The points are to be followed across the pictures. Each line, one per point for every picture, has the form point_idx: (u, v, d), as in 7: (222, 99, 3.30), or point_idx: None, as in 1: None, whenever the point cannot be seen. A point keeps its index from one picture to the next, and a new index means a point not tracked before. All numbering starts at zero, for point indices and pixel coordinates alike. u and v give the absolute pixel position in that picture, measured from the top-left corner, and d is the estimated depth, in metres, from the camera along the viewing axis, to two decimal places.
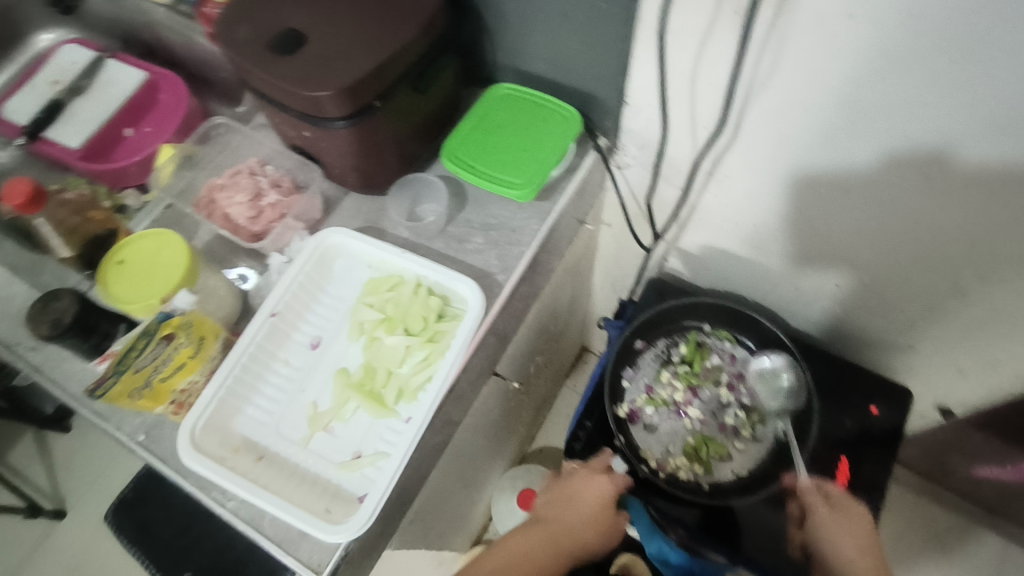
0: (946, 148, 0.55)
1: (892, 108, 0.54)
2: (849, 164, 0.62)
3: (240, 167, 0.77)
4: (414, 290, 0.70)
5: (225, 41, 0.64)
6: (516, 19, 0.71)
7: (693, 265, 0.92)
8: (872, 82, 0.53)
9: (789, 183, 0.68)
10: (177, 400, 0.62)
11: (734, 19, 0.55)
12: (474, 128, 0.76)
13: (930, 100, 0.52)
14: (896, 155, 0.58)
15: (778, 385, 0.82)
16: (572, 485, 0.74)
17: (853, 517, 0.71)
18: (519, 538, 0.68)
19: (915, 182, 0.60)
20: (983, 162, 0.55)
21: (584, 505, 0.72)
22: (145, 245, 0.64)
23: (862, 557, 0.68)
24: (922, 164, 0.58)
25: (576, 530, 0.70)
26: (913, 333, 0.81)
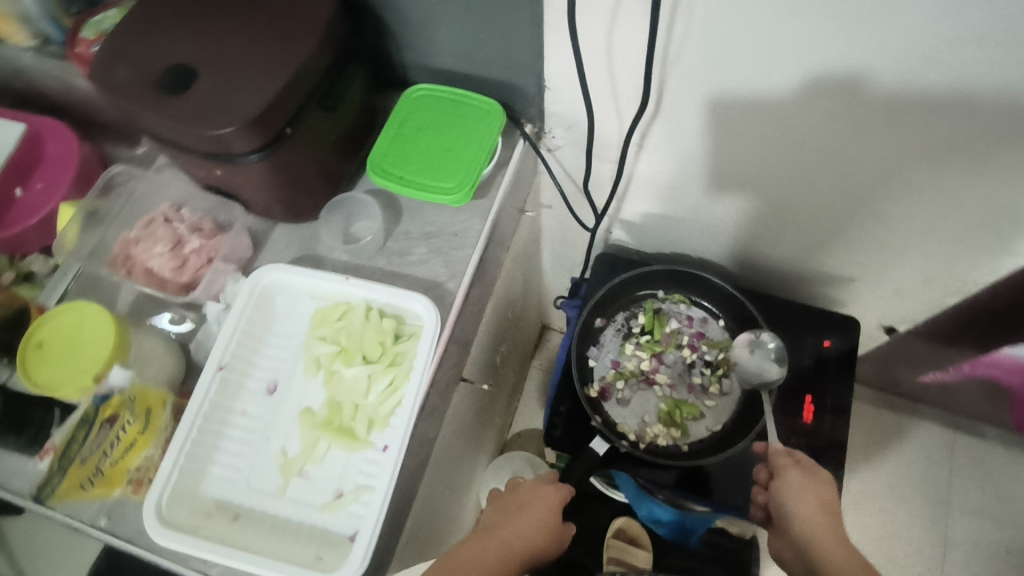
0: (862, 74, 0.58)
1: (803, 51, 0.57)
2: (769, 90, 0.63)
3: (153, 215, 0.74)
4: (365, 316, 0.68)
5: (108, 88, 0.59)
6: (424, 19, 0.70)
7: (636, 233, 0.99)
8: (775, 18, 0.55)
9: (710, 116, 0.69)
10: (134, 478, 0.61)
11: None
12: (397, 137, 0.75)
13: (832, 32, 0.55)
14: (814, 78, 0.60)
15: (760, 356, 0.86)
16: (524, 493, 0.71)
17: (818, 479, 0.67)
18: (470, 546, 0.62)
19: (831, 102, 0.62)
20: (894, 85, 0.58)
21: (535, 510, 0.68)
22: (62, 323, 0.61)
23: (811, 511, 0.63)
24: (840, 87, 0.60)
25: (527, 534, 0.65)
26: (851, 257, 0.87)
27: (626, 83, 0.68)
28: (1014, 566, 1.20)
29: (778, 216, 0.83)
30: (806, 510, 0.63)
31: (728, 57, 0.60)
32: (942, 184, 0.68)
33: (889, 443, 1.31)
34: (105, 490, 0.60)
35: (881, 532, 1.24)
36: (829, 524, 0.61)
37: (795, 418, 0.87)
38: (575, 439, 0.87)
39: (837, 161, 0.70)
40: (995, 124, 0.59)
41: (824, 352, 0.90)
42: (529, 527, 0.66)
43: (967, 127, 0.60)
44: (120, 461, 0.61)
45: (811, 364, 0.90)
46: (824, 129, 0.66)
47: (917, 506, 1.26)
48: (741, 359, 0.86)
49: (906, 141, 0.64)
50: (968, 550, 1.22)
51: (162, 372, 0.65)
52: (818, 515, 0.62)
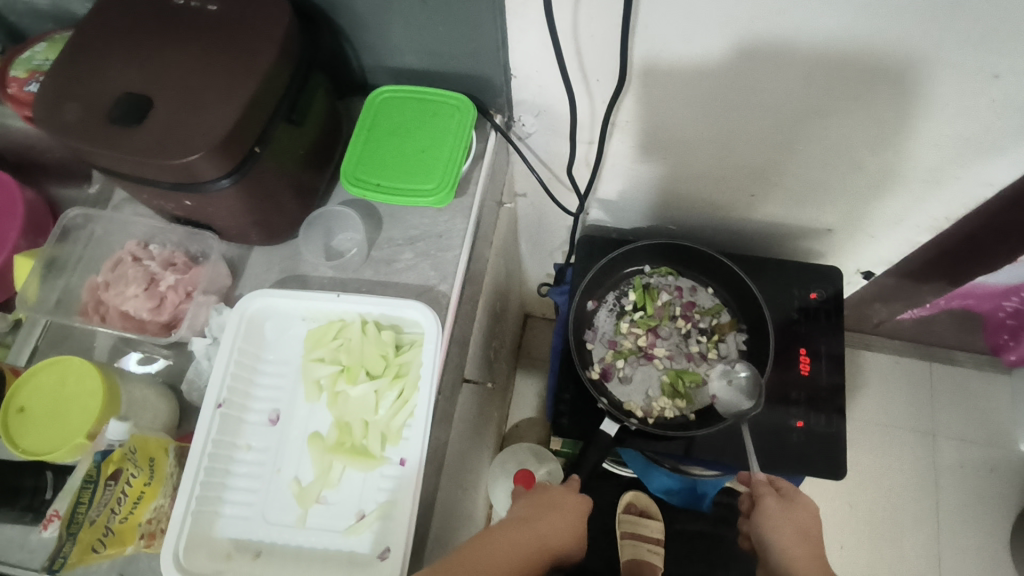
0: (801, 30, 0.59)
1: (738, 11, 0.58)
2: (702, 57, 0.64)
3: (120, 256, 0.71)
4: (362, 330, 0.66)
5: (55, 127, 0.55)
6: (381, 18, 0.68)
7: (613, 211, 0.99)
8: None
9: (638, 84, 0.70)
10: (147, 531, 0.57)
11: None
12: (367, 144, 0.73)
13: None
14: (741, 44, 0.62)
15: (733, 388, 0.86)
16: (554, 495, 0.70)
17: (798, 508, 0.69)
18: (507, 531, 0.62)
19: (757, 62, 0.64)
20: (825, 36, 0.59)
21: (568, 512, 0.68)
22: (43, 382, 0.58)
23: (794, 541, 0.65)
24: (765, 48, 0.62)
25: (560, 534, 0.65)
26: (829, 211, 0.89)
27: (594, 62, 0.67)
28: (1002, 483, 1.26)
29: (753, 177, 0.84)
30: (786, 540, 0.66)
31: (694, 28, 0.61)
32: (910, 130, 0.70)
33: (875, 382, 1.35)
34: (118, 548, 0.54)
35: (877, 469, 1.28)
36: (810, 555, 0.64)
37: (792, 371, 0.88)
38: (584, 424, 0.87)
39: (807, 118, 0.71)
40: (964, 64, 0.59)
41: (811, 304, 0.92)
42: (562, 527, 0.66)
43: (934, 74, 0.61)
44: (129, 517, 0.55)
45: (800, 316, 0.92)
46: (791, 88, 0.67)
47: (906, 439, 1.30)
48: (716, 391, 0.87)
49: (871, 94, 0.65)
50: (958, 475, 1.27)
51: (157, 418, 0.64)
52: (796, 546, 0.65)
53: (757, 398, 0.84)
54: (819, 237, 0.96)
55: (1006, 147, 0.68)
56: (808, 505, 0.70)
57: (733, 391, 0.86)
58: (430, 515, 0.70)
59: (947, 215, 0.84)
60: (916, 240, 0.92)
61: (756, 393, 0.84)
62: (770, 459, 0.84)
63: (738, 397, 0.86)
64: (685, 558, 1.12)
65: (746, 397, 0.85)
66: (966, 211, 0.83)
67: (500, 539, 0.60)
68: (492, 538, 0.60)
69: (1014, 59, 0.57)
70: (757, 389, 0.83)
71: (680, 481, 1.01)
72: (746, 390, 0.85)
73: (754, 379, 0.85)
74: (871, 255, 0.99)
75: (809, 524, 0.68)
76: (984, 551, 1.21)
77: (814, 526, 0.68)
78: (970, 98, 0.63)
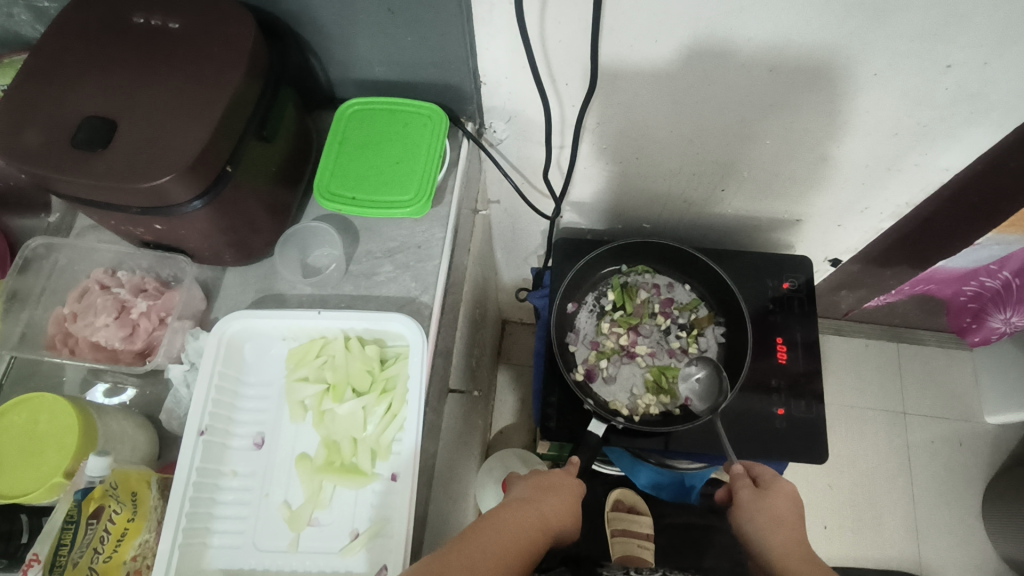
0: (751, 31, 0.61)
1: (695, 15, 0.60)
2: (650, 63, 0.66)
3: (86, 285, 0.68)
4: (346, 347, 0.65)
5: (14, 154, 0.53)
6: (347, 31, 0.68)
7: (586, 213, 1.00)
8: None
9: (598, 90, 0.71)
10: (132, 569, 0.54)
11: None
12: (339, 158, 0.72)
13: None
14: (686, 53, 0.65)
15: (695, 388, 0.89)
16: (554, 478, 0.72)
17: (773, 493, 0.70)
18: (511, 509, 0.64)
19: (704, 67, 0.66)
20: (764, 42, 0.62)
21: (566, 492, 0.71)
22: (13, 420, 0.55)
23: (775, 531, 0.65)
24: (709, 56, 0.65)
25: (559, 511, 0.68)
26: (797, 202, 0.91)
27: (561, 65, 0.68)
28: (971, 456, 1.30)
29: (722, 173, 0.86)
30: (761, 528, 0.66)
31: (657, 30, 0.62)
32: (869, 121, 0.72)
33: (846, 367, 1.39)
34: None
35: (853, 449, 1.32)
36: (789, 535, 0.65)
37: (770, 359, 0.90)
38: (571, 425, 0.87)
39: (773, 113, 0.73)
40: (916, 56, 0.61)
41: (784, 293, 0.94)
42: (561, 509, 0.68)
43: (889, 65, 0.63)
44: (113, 556, 0.53)
45: (773, 306, 0.94)
46: (752, 85, 0.68)
47: (878, 419, 1.34)
48: (689, 386, 0.89)
49: (832, 89, 0.68)
50: (930, 451, 1.31)
51: (137, 450, 0.62)
52: (777, 532, 0.65)
53: (714, 402, 0.88)
54: (787, 228, 0.99)
55: (960, 131, 0.71)
56: (785, 490, 0.70)
57: (691, 391, 0.89)
58: (423, 530, 0.69)
59: (907, 201, 0.87)
60: (880, 226, 0.95)
61: (713, 397, 0.88)
62: (754, 447, 0.85)
63: (693, 398, 0.89)
64: (675, 551, 1.13)
65: (700, 400, 0.88)
66: (926, 196, 0.86)
67: (508, 516, 0.62)
68: (502, 514, 0.62)
69: (963, 50, 0.60)
70: (721, 390, 0.87)
71: (667, 475, 1.02)
72: (703, 392, 0.89)
73: (711, 382, 0.89)
74: (838, 243, 1.02)
75: (786, 508, 0.68)
76: (959, 523, 1.25)
77: (792, 510, 0.68)
78: (927, 89, 0.66)
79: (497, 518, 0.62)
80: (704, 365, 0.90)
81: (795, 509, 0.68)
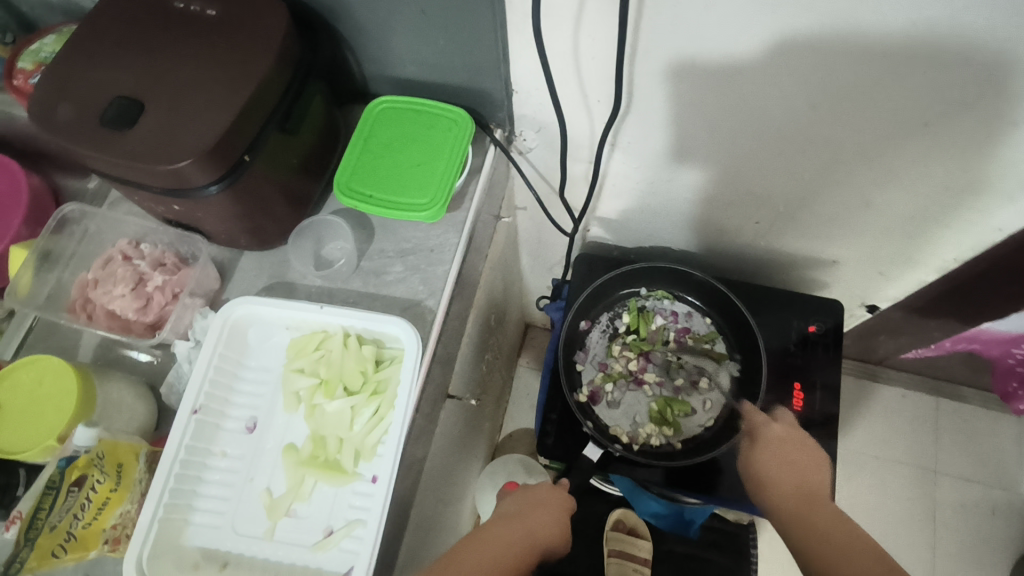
0: (791, 67, 0.58)
1: (738, 44, 0.57)
2: (739, 49, 0.57)
3: (111, 254, 0.71)
4: (343, 344, 0.65)
5: (47, 126, 0.55)
6: (383, 30, 0.68)
7: (615, 230, 0.97)
8: (688, 15, 0.55)
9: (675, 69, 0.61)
10: (111, 537, 0.56)
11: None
12: (362, 156, 0.72)
13: (755, 25, 0.54)
14: (785, 40, 0.55)
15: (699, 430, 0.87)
16: (542, 491, 0.72)
17: (763, 444, 0.74)
18: (499, 525, 0.63)
19: (808, 57, 0.56)
20: (808, 79, 0.59)
21: (553, 507, 0.70)
22: (19, 380, 0.57)
23: (776, 473, 0.70)
24: (815, 42, 0.55)
25: (548, 527, 0.66)
26: (834, 244, 0.87)
27: (594, 82, 0.66)
28: (1003, 526, 1.22)
29: (756, 206, 0.83)
30: (762, 472, 0.71)
31: (698, 56, 0.59)
32: (921, 171, 0.68)
33: (878, 415, 1.32)
34: (80, 553, 0.54)
35: (874, 502, 1.25)
36: (780, 480, 0.69)
37: (785, 404, 0.86)
38: (568, 446, 0.86)
39: (812, 150, 0.69)
40: (971, 105, 0.57)
41: (809, 337, 0.90)
42: (549, 524, 0.67)
43: (940, 115, 0.59)
44: (93, 522, 0.55)
45: (796, 348, 0.90)
46: (798, 118, 0.64)
47: (904, 474, 1.27)
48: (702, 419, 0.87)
49: (881, 132, 0.64)
50: (957, 514, 1.24)
51: (134, 421, 0.64)
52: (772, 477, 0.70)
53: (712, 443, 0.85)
54: (822, 268, 0.94)
55: (1019, 191, 0.66)
56: (775, 437, 0.75)
57: (695, 430, 0.87)
58: (403, 529, 0.69)
59: (955, 256, 0.82)
60: (923, 278, 0.90)
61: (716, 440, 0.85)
62: None
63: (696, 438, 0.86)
64: None
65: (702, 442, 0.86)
66: (976, 253, 0.80)
67: (494, 532, 0.62)
68: (487, 532, 0.62)
69: None
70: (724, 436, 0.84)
71: (668, 506, 1.03)
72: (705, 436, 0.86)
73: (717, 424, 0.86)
74: (878, 288, 0.96)
75: (790, 454, 0.72)
76: None
77: (780, 452, 0.72)
78: (985, 144, 0.61)
79: (481, 535, 0.61)
80: (713, 403, 0.88)
81: (790, 453, 0.72)
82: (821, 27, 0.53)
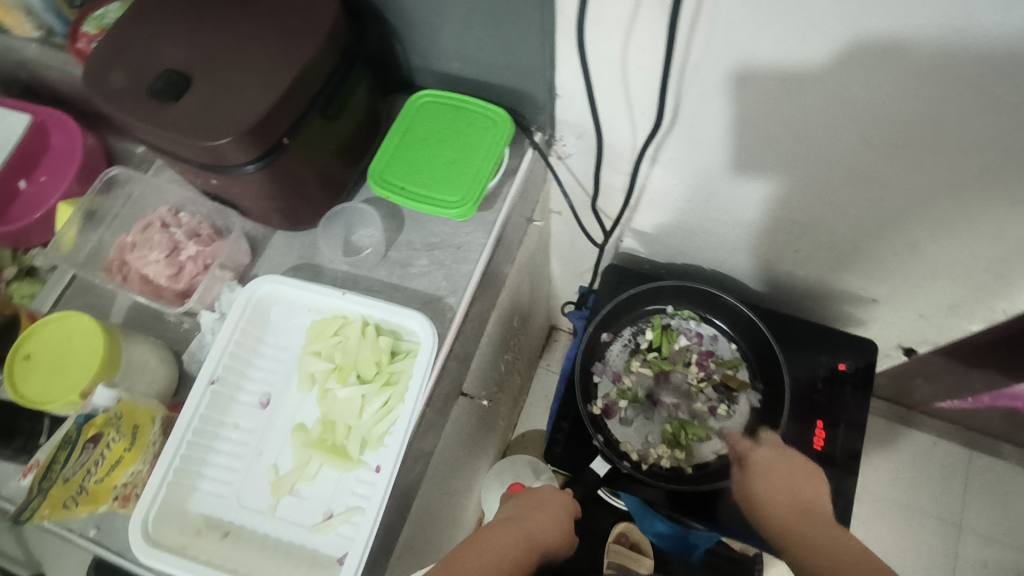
0: (846, 96, 0.56)
1: (791, 67, 0.55)
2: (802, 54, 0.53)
3: (151, 219, 0.73)
4: (362, 332, 0.66)
5: (99, 92, 0.57)
6: (433, 24, 0.68)
7: (648, 243, 0.95)
8: (742, 35, 0.53)
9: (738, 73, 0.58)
10: (122, 494, 0.59)
11: (658, 6, 0.54)
12: (399, 148, 0.73)
13: (811, 49, 0.52)
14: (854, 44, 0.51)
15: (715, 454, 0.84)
16: (544, 494, 0.71)
17: (754, 471, 0.70)
18: (497, 529, 0.63)
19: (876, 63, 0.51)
20: (863, 109, 0.56)
21: (554, 509, 0.69)
22: (50, 334, 0.61)
23: (772, 495, 0.66)
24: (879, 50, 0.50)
25: (548, 529, 0.66)
26: (874, 281, 0.83)
27: (639, 92, 0.65)
28: None
29: (795, 235, 0.80)
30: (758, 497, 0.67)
31: (748, 76, 0.57)
32: (976, 216, 0.64)
33: (905, 461, 1.27)
34: (91, 506, 0.57)
35: (891, 549, 1.21)
36: (774, 498, 0.65)
37: (805, 441, 0.83)
38: (575, 456, 0.86)
39: (861, 183, 0.66)
40: None
41: (837, 376, 0.87)
42: (550, 526, 0.66)
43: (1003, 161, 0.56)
44: (106, 478, 0.58)
45: (822, 386, 0.86)
46: (848, 149, 0.62)
47: (927, 525, 1.22)
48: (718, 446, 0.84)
49: (937, 173, 0.61)
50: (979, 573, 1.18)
51: (155, 384, 0.65)
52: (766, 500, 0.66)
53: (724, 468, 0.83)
54: (860, 305, 0.91)
55: None
56: (764, 461, 0.71)
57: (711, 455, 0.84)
58: (404, 517, 0.70)
59: (1004, 308, 0.78)
60: (968, 326, 0.86)
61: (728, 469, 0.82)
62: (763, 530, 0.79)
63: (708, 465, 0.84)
64: None
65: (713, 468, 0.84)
66: None
67: (491, 536, 0.61)
68: (486, 534, 0.62)
69: None
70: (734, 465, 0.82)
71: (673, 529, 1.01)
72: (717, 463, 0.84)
73: None
74: (918, 332, 0.92)
75: (781, 476, 0.68)
76: None
77: (771, 474, 0.68)
78: None
79: (479, 538, 0.61)
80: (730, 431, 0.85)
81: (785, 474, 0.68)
82: (876, 61, 0.51)
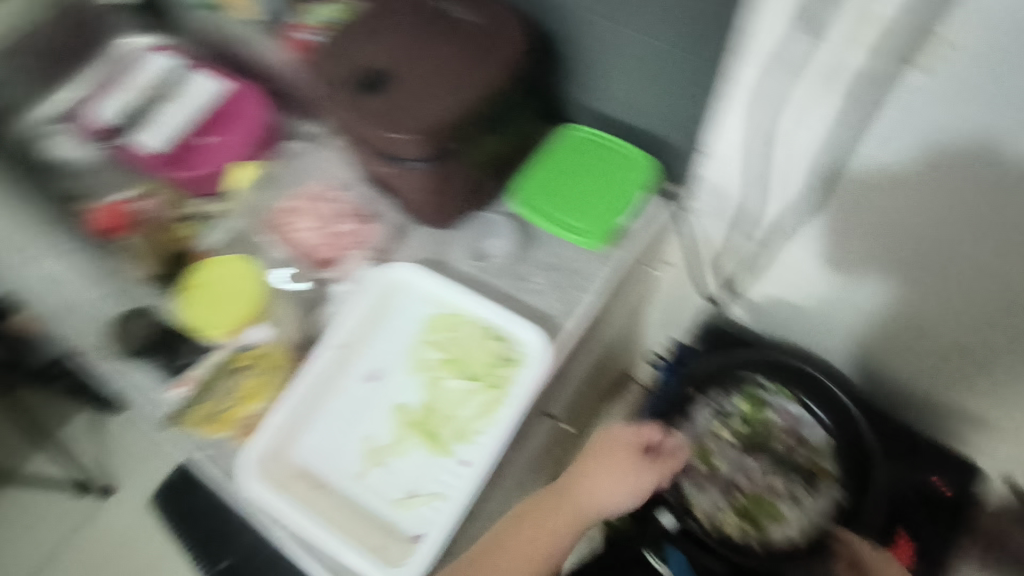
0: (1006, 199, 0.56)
1: (954, 161, 0.57)
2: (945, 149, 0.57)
3: (314, 192, 0.81)
4: (479, 334, 0.72)
5: (315, 75, 0.65)
6: (606, 68, 0.73)
7: (759, 317, 0.93)
8: (912, 122, 0.56)
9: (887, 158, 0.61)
10: (244, 425, 0.68)
11: (838, 79, 0.57)
12: (544, 174, 0.79)
13: (980, 147, 0.54)
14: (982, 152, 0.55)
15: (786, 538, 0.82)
16: (612, 437, 0.70)
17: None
18: (542, 508, 0.66)
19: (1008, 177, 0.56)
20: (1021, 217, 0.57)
21: (618, 463, 0.67)
22: (217, 273, 0.75)
23: None
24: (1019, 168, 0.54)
25: (607, 487, 0.66)
26: (991, 403, 0.80)
27: (790, 160, 0.67)
28: None
29: (914, 337, 0.78)
30: None
31: (907, 162, 0.59)
32: None
33: None
34: (219, 429, 0.68)
35: None
36: None
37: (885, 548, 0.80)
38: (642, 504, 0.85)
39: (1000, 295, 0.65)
40: None
41: (931, 492, 0.84)
42: (607, 484, 0.66)
43: None
44: (237, 407, 0.69)
45: (913, 497, 0.84)
46: (994, 255, 0.62)
47: None
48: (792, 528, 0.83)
49: None
50: None
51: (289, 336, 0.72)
52: None
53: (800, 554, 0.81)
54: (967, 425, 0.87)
55: None
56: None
57: (781, 537, 0.82)
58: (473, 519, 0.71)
59: None
60: None
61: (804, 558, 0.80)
62: None
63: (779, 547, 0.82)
64: None
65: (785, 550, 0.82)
66: None
67: (534, 515, 0.65)
68: (528, 515, 0.65)
69: None
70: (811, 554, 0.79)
71: None
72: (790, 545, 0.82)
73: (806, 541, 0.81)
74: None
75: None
76: None
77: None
78: None
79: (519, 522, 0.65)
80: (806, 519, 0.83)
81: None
82: None
